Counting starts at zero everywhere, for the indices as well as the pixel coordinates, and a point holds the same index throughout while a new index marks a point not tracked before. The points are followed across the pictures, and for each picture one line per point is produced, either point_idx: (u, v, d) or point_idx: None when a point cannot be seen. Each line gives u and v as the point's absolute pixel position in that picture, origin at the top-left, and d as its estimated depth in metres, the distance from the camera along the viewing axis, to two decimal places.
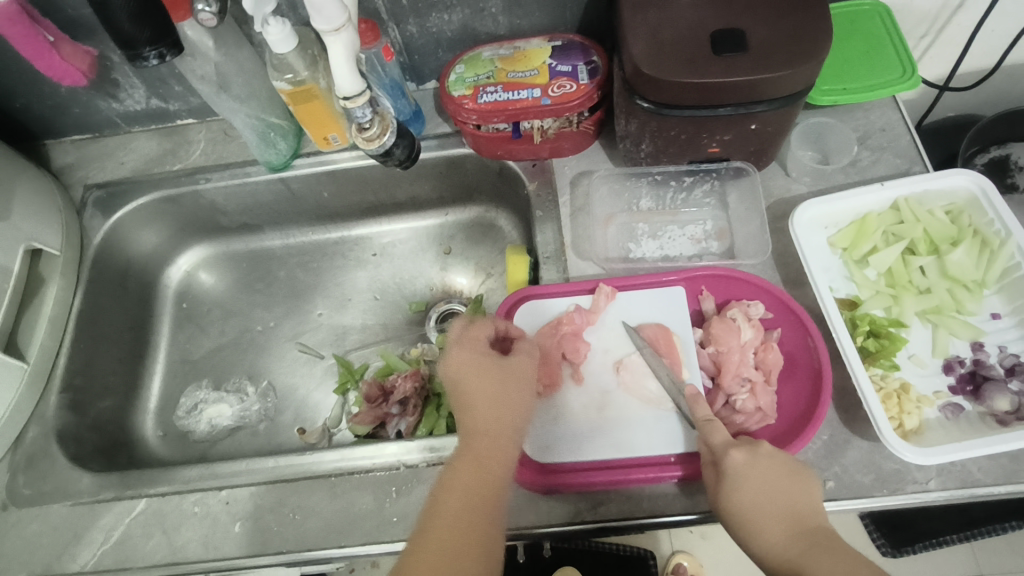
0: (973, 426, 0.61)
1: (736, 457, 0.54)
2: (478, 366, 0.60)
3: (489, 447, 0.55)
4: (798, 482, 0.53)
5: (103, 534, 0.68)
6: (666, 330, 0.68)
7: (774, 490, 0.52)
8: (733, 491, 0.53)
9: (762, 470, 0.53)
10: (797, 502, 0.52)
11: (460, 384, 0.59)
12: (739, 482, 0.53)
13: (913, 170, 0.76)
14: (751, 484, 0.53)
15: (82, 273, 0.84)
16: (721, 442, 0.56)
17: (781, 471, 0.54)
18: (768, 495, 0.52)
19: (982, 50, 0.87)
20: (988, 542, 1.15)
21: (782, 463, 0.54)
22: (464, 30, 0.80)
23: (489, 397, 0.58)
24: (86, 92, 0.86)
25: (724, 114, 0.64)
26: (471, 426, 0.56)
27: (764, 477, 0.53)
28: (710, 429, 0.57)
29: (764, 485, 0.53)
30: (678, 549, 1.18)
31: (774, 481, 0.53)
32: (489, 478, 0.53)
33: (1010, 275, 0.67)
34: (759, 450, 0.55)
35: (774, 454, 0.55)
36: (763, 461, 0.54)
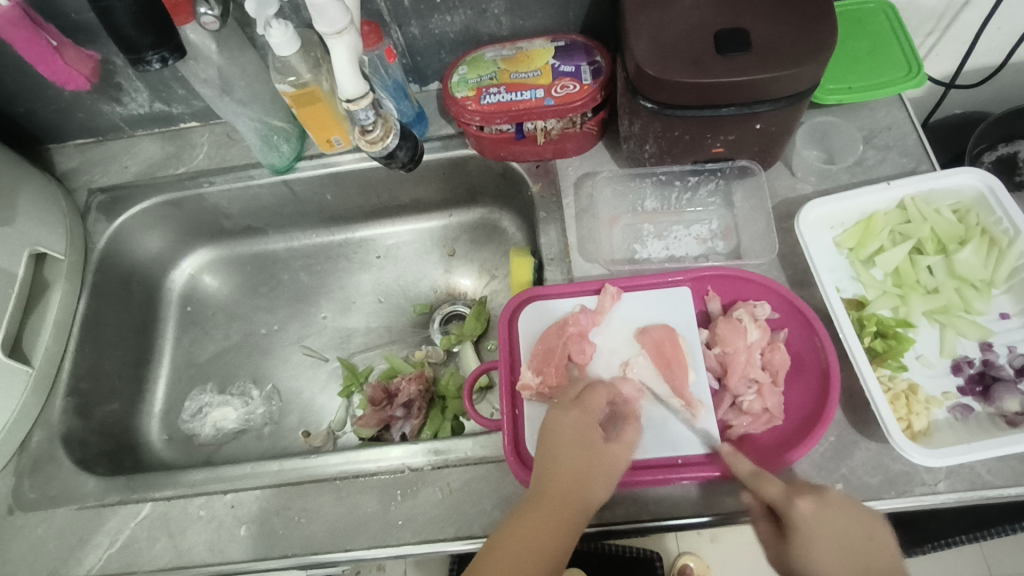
0: (982, 427, 0.61)
1: (807, 511, 0.51)
2: (591, 432, 0.57)
3: (566, 508, 0.52)
4: (866, 526, 0.51)
5: (110, 538, 0.68)
6: (671, 332, 0.67)
7: (849, 546, 0.50)
8: (809, 551, 0.50)
9: (834, 523, 0.51)
10: (872, 552, 0.50)
11: (562, 440, 0.57)
12: (813, 539, 0.50)
13: (919, 169, 0.75)
14: (827, 542, 0.50)
15: (87, 277, 0.84)
16: (781, 495, 0.53)
17: (851, 519, 0.51)
18: (843, 552, 0.50)
19: (988, 47, 0.86)
20: (997, 542, 1.14)
21: (850, 511, 0.51)
22: (466, 31, 0.80)
23: (580, 464, 0.55)
24: (90, 96, 0.87)
25: (727, 114, 0.63)
26: (552, 480, 0.54)
27: (836, 529, 0.50)
28: (763, 484, 0.54)
29: (840, 542, 0.50)
30: (684, 551, 1.18)
31: (849, 535, 0.50)
32: (559, 532, 0.51)
33: (1018, 274, 0.67)
34: (827, 500, 0.52)
35: (841, 500, 0.52)
36: (832, 511, 0.51)
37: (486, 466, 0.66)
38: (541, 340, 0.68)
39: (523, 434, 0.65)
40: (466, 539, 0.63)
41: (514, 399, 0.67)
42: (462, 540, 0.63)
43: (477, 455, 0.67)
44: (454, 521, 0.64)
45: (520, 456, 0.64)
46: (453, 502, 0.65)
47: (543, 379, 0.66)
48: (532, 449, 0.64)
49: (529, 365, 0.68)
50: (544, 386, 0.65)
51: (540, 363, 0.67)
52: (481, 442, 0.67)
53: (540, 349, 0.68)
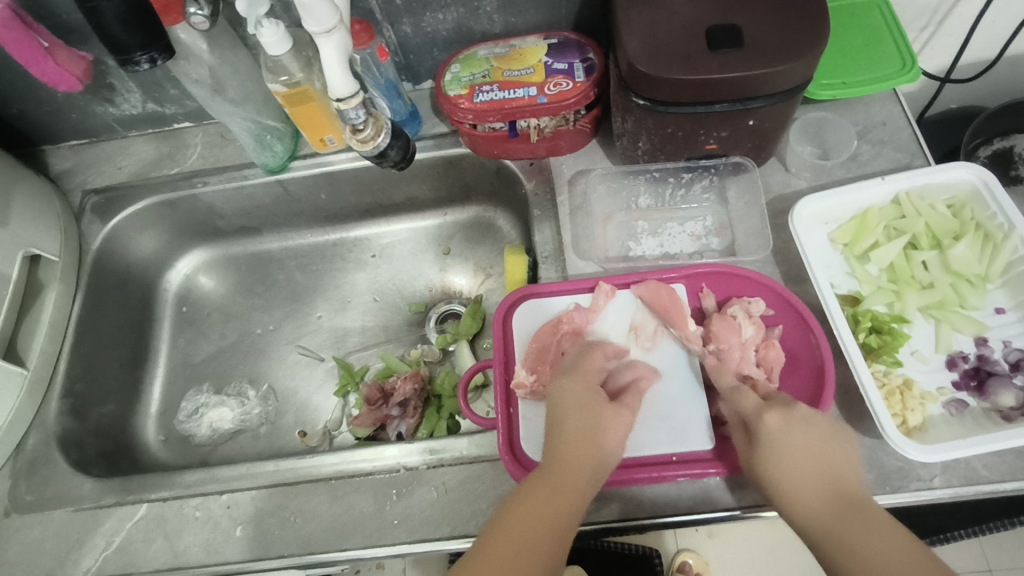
0: (977, 422, 0.61)
1: (770, 421, 0.54)
2: (589, 400, 0.58)
3: (569, 482, 0.52)
4: (835, 444, 0.52)
5: (106, 539, 0.68)
6: (660, 287, 0.68)
7: (809, 453, 0.51)
8: (766, 450, 0.52)
9: (797, 435, 0.52)
10: (834, 463, 0.51)
11: (558, 413, 0.57)
12: (772, 443, 0.52)
13: (914, 164, 0.75)
14: (786, 446, 0.52)
15: (81, 279, 0.84)
16: (754, 408, 0.56)
17: (818, 433, 0.52)
18: (802, 458, 0.51)
19: (984, 41, 0.85)
20: (996, 537, 1.14)
21: (820, 427, 0.53)
22: (458, 29, 0.80)
23: (579, 433, 0.55)
24: (82, 97, 0.86)
25: (719, 110, 0.63)
26: (553, 457, 0.54)
27: (798, 439, 0.52)
28: (741, 396, 0.58)
29: (800, 449, 0.51)
30: (683, 548, 1.18)
31: (811, 444, 0.52)
32: (564, 506, 0.51)
33: (1014, 269, 0.66)
34: (797, 415, 0.54)
35: (814, 417, 0.54)
36: (798, 423, 0.53)
37: (481, 465, 0.66)
38: (536, 338, 0.68)
39: (517, 432, 0.65)
40: (461, 538, 0.63)
41: (508, 396, 0.67)
42: (457, 539, 0.63)
43: (471, 454, 0.67)
44: (449, 520, 0.64)
45: (514, 454, 0.64)
46: (448, 501, 0.65)
47: (537, 377, 0.65)
48: (526, 447, 0.64)
49: (523, 363, 0.67)
50: (538, 383, 0.65)
51: (534, 361, 0.67)
52: (476, 441, 0.67)
53: (534, 347, 0.68)
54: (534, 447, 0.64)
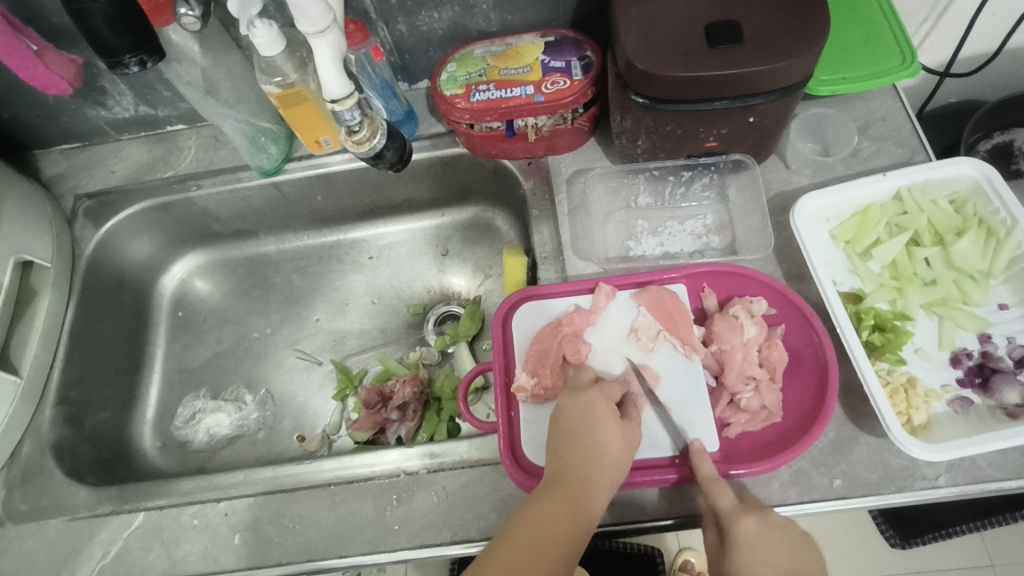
0: (983, 420, 0.60)
1: (745, 528, 0.53)
2: (603, 413, 0.57)
3: (584, 496, 0.52)
4: (806, 553, 0.53)
5: (102, 549, 0.67)
6: (658, 293, 0.68)
7: (783, 568, 0.51)
8: (743, 562, 0.52)
9: (772, 545, 0.52)
10: (806, 574, 0.52)
11: (570, 425, 0.57)
12: (751, 556, 0.52)
13: (915, 160, 0.74)
14: (763, 559, 0.52)
15: (74, 284, 0.83)
16: (729, 509, 0.55)
17: (791, 543, 0.53)
18: (778, 570, 0.51)
19: (983, 35, 0.85)
20: (999, 532, 1.13)
21: (792, 534, 0.53)
22: (454, 27, 0.79)
23: (592, 446, 0.55)
24: (74, 100, 0.85)
25: (719, 107, 0.62)
26: (567, 470, 0.54)
27: (775, 551, 0.52)
28: (717, 493, 0.56)
29: (777, 562, 0.52)
30: (685, 547, 1.17)
31: (786, 555, 0.52)
32: (577, 519, 0.51)
33: (1017, 264, 0.66)
34: (771, 521, 0.54)
35: (784, 523, 0.54)
36: (773, 534, 0.53)
37: (482, 469, 0.65)
38: (535, 341, 0.68)
39: (519, 437, 0.64)
40: (463, 543, 0.62)
41: (509, 400, 0.66)
42: (459, 544, 0.62)
43: (472, 458, 0.66)
44: (450, 525, 0.63)
45: (516, 459, 0.63)
46: (449, 506, 0.64)
47: (538, 380, 0.65)
48: (528, 451, 0.63)
49: (524, 366, 0.67)
50: (539, 387, 0.65)
51: (535, 364, 0.66)
52: (476, 445, 0.67)
53: (534, 350, 0.67)
54: (536, 451, 0.63)
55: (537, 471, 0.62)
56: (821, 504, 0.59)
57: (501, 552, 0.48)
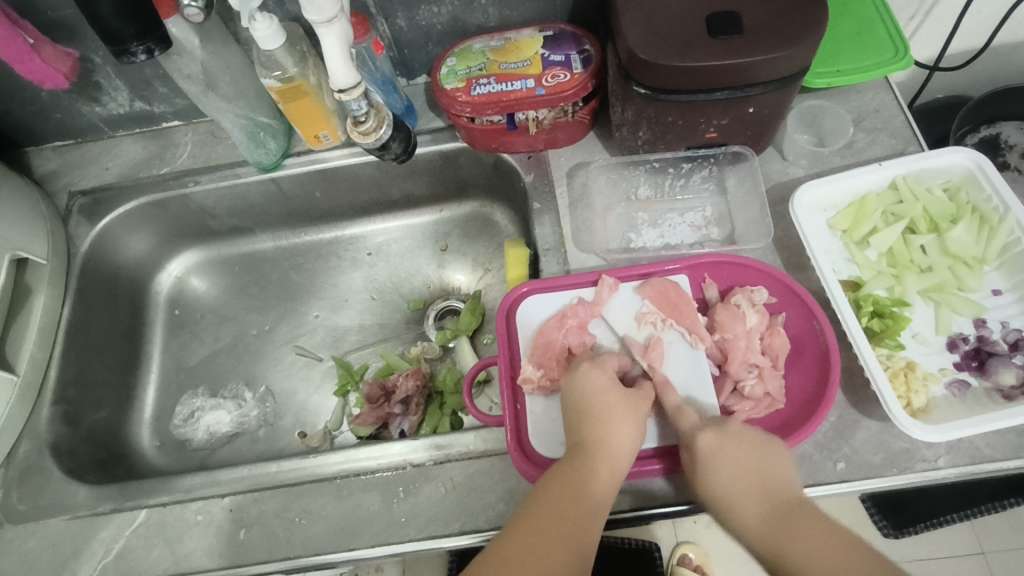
0: (979, 402, 0.62)
1: (703, 439, 0.55)
2: (607, 382, 0.58)
3: (603, 459, 0.53)
4: (768, 457, 0.53)
5: (104, 547, 0.66)
6: (664, 284, 0.68)
7: (745, 469, 0.52)
8: (702, 473, 0.54)
9: (732, 451, 0.54)
10: (765, 473, 0.52)
11: (583, 399, 0.58)
12: (709, 462, 0.54)
13: (908, 150, 0.76)
14: (720, 467, 0.53)
15: (70, 282, 0.82)
16: (690, 428, 0.57)
17: (752, 446, 0.54)
18: (738, 475, 0.52)
19: (971, 30, 0.87)
20: (988, 520, 1.15)
21: (749, 439, 0.54)
22: (453, 22, 0.79)
23: (608, 413, 0.56)
24: (68, 95, 0.84)
25: (720, 98, 0.63)
26: (584, 440, 0.55)
27: (731, 456, 0.53)
28: (681, 416, 0.59)
29: (735, 463, 0.53)
30: (682, 541, 1.18)
31: (744, 458, 0.53)
32: (597, 483, 0.52)
33: (1010, 250, 0.68)
34: (729, 429, 0.55)
35: (743, 431, 0.55)
36: (731, 438, 0.55)
37: (488, 460, 0.65)
38: (541, 334, 0.67)
39: (526, 429, 0.64)
40: (470, 533, 0.62)
41: (515, 392, 0.66)
42: (467, 535, 0.62)
43: (478, 449, 0.66)
44: (458, 516, 0.63)
45: (524, 451, 0.63)
46: (456, 497, 0.64)
47: (545, 372, 0.65)
48: (536, 443, 0.63)
49: (530, 359, 0.67)
50: (546, 378, 0.65)
51: (542, 356, 0.66)
52: (482, 436, 0.67)
53: (540, 342, 0.67)
54: (545, 443, 0.63)
55: (545, 462, 0.62)
56: (826, 487, 0.60)
57: (521, 530, 0.49)
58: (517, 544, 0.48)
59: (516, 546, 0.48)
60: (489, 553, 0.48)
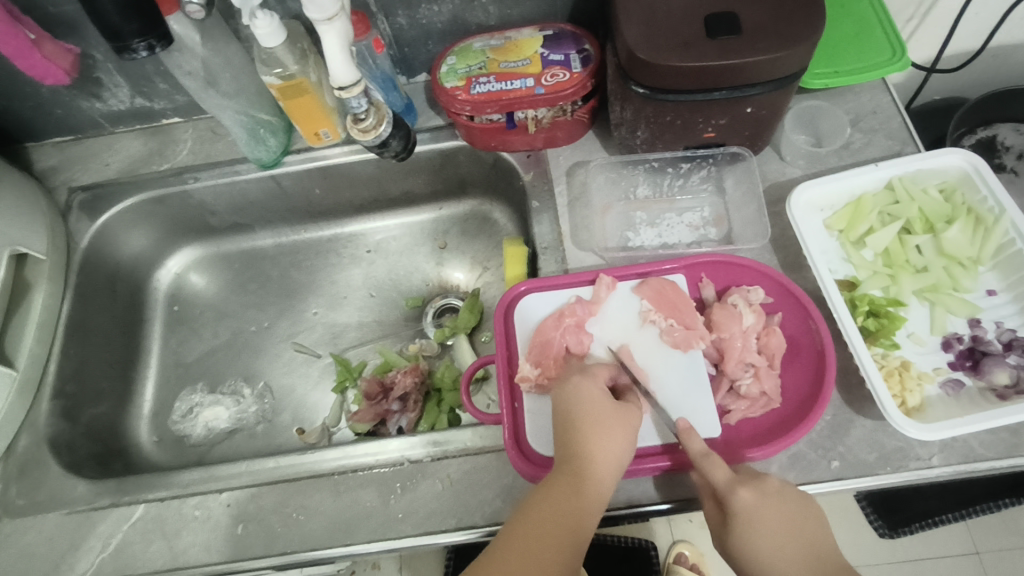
0: (973, 401, 0.62)
1: (743, 497, 0.53)
2: (597, 395, 0.59)
3: (592, 472, 0.53)
4: (806, 518, 0.53)
5: (103, 541, 0.66)
6: (661, 284, 0.69)
7: (787, 531, 0.52)
8: (744, 533, 0.53)
9: (772, 512, 0.53)
10: (806, 534, 0.52)
11: (570, 409, 0.58)
12: (750, 523, 0.53)
13: (905, 152, 0.76)
14: (766, 532, 0.52)
15: (70, 278, 0.82)
16: (725, 483, 0.55)
17: (791, 508, 0.53)
18: (784, 540, 0.52)
19: (968, 32, 0.87)
20: (983, 520, 1.15)
21: (790, 500, 0.54)
22: (454, 21, 0.80)
23: (595, 425, 0.56)
24: (69, 91, 0.85)
25: (718, 98, 0.64)
26: (572, 452, 0.55)
27: (776, 519, 0.53)
28: (711, 467, 0.55)
29: (778, 526, 0.52)
30: (678, 539, 1.19)
31: (784, 519, 0.53)
32: (587, 495, 0.52)
33: (1004, 251, 0.68)
34: (767, 488, 0.54)
35: (781, 489, 0.55)
36: (771, 499, 0.54)
37: (485, 457, 0.66)
38: (538, 333, 0.68)
39: (524, 427, 0.65)
40: (466, 529, 0.62)
41: (513, 391, 0.67)
42: (462, 531, 0.62)
43: (476, 445, 0.66)
44: (455, 512, 0.63)
45: (521, 448, 0.63)
46: (454, 493, 0.64)
47: (542, 371, 0.65)
48: (533, 441, 0.64)
49: (527, 358, 0.67)
50: (543, 377, 0.65)
51: (539, 355, 0.67)
52: (479, 433, 0.67)
53: (538, 341, 0.67)
54: (542, 440, 0.63)
55: (542, 460, 0.63)
56: (821, 485, 0.60)
57: (508, 545, 0.49)
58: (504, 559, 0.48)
59: (504, 559, 0.48)
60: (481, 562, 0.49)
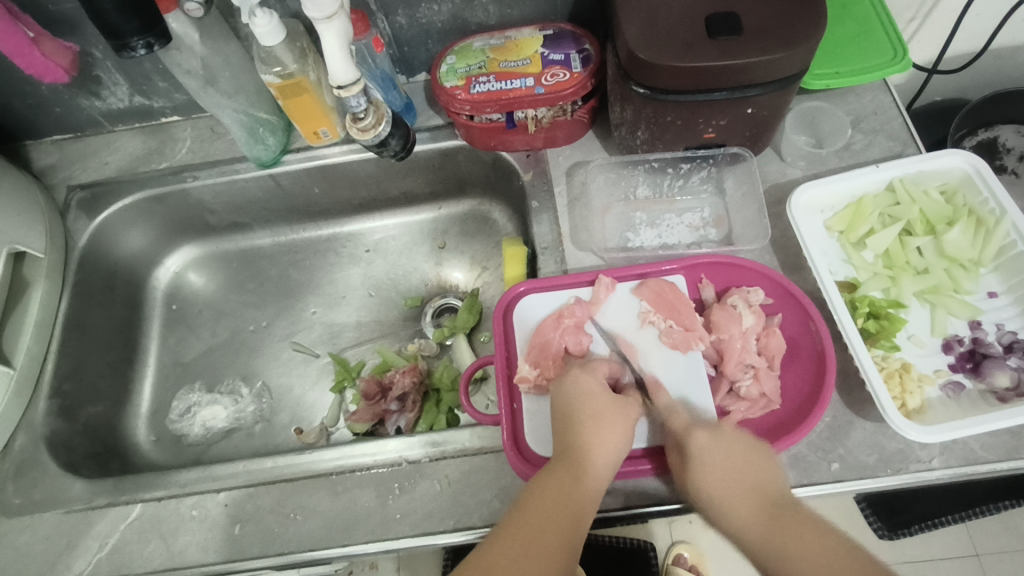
0: (974, 403, 0.62)
1: (698, 438, 0.55)
2: (596, 389, 0.59)
3: (590, 467, 0.53)
4: (759, 458, 0.54)
5: (99, 541, 0.66)
6: (660, 285, 0.68)
7: (738, 467, 0.53)
8: (693, 468, 0.54)
9: (724, 449, 0.54)
10: (755, 474, 0.52)
11: (570, 405, 0.58)
12: (701, 456, 0.54)
13: (906, 153, 0.76)
14: (714, 467, 0.53)
15: (68, 277, 0.81)
16: (683, 427, 0.58)
17: (744, 449, 0.54)
18: (731, 475, 0.52)
19: (969, 34, 0.87)
20: (982, 522, 1.15)
21: (741, 443, 0.55)
22: (454, 20, 0.79)
23: (594, 420, 0.56)
24: (67, 89, 0.84)
25: (718, 98, 0.63)
26: (570, 446, 0.55)
27: (726, 457, 0.53)
28: (673, 416, 0.60)
29: (727, 460, 0.53)
30: (677, 540, 1.18)
31: (736, 457, 0.53)
32: (584, 488, 0.52)
33: (1005, 252, 0.68)
34: (723, 432, 0.56)
35: (738, 435, 0.56)
36: (725, 441, 0.55)
37: (483, 457, 0.65)
38: (537, 333, 0.67)
39: (522, 428, 0.65)
40: (464, 531, 0.62)
41: (511, 392, 0.66)
42: (460, 532, 0.62)
43: (475, 446, 0.66)
44: (453, 513, 0.63)
45: (520, 449, 0.63)
46: (452, 493, 0.64)
47: (541, 371, 0.65)
48: (532, 441, 0.63)
49: (526, 358, 0.67)
50: (542, 378, 0.65)
51: (538, 356, 0.66)
52: (478, 434, 0.67)
53: (537, 342, 0.67)
54: (541, 441, 0.63)
55: (540, 461, 0.62)
56: (821, 487, 0.60)
57: (506, 535, 0.49)
58: (501, 548, 0.48)
59: (501, 551, 0.48)
60: (476, 556, 0.48)
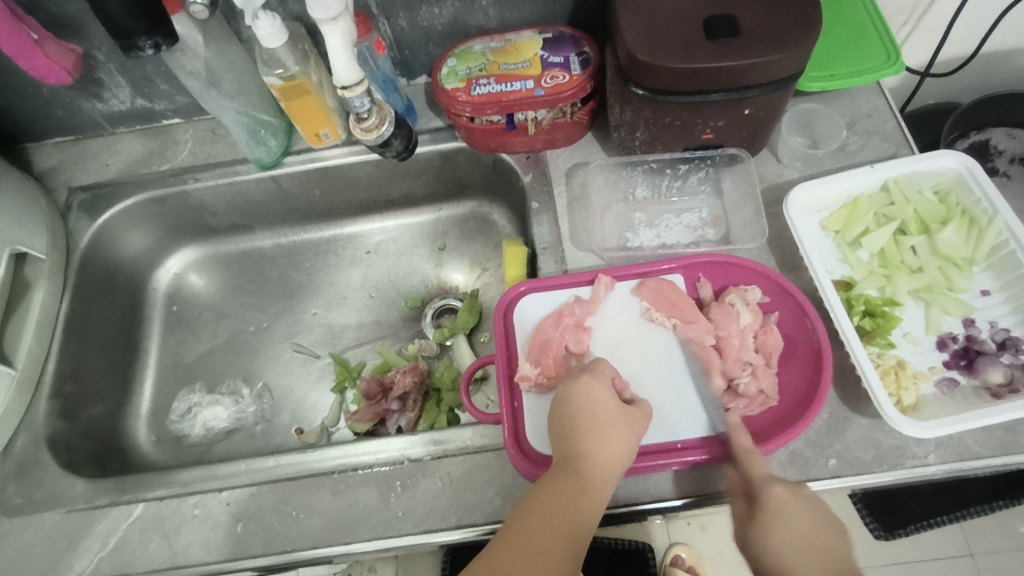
0: (968, 399, 0.63)
1: (777, 493, 0.53)
2: (606, 398, 0.59)
3: (592, 475, 0.54)
4: (826, 525, 0.52)
5: (102, 539, 0.66)
6: (658, 284, 0.69)
7: (806, 534, 0.51)
8: (766, 529, 0.52)
9: (799, 511, 0.52)
10: (827, 545, 0.51)
11: (575, 408, 0.58)
12: (775, 517, 0.52)
13: (900, 154, 0.77)
14: (787, 530, 0.51)
15: (69, 277, 0.82)
16: (761, 477, 0.55)
17: (818, 516, 0.52)
18: (803, 544, 0.50)
19: (960, 39, 0.89)
20: (978, 523, 1.16)
21: (815, 507, 0.53)
22: (454, 23, 0.80)
23: (599, 427, 0.56)
24: (68, 92, 0.85)
25: (716, 99, 0.64)
26: (574, 453, 0.55)
27: (801, 518, 0.52)
28: (751, 463, 0.56)
29: (799, 524, 0.51)
30: (675, 542, 1.18)
31: (808, 522, 0.51)
32: (587, 498, 0.52)
33: (998, 251, 0.69)
34: (801, 491, 0.54)
35: (810, 496, 0.53)
36: (800, 501, 0.53)
37: (485, 455, 0.66)
38: (538, 332, 0.68)
39: (522, 426, 0.65)
40: (466, 528, 0.63)
41: (512, 390, 0.67)
42: (462, 529, 0.62)
43: (476, 444, 0.66)
44: (455, 511, 0.64)
45: (520, 447, 0.63)
46: (454, 491, 0.64)
47: (541, 370, 0.66)
48: (532, 440, 0.64)
49: (527, 357, 0.68)
50: (543, 377, 0.65)
51: (538, 355, 0.67)
52: (480, 432, 0.67)
53: (537, 341, 0.68)
54: (541, 440, 0.64)
55: (542, 460, 0.63)
56: (818, 482, 0.60)
57: (509, 542, 0.48)
58: (507, 546, 0.48)
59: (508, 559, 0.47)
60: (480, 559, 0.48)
